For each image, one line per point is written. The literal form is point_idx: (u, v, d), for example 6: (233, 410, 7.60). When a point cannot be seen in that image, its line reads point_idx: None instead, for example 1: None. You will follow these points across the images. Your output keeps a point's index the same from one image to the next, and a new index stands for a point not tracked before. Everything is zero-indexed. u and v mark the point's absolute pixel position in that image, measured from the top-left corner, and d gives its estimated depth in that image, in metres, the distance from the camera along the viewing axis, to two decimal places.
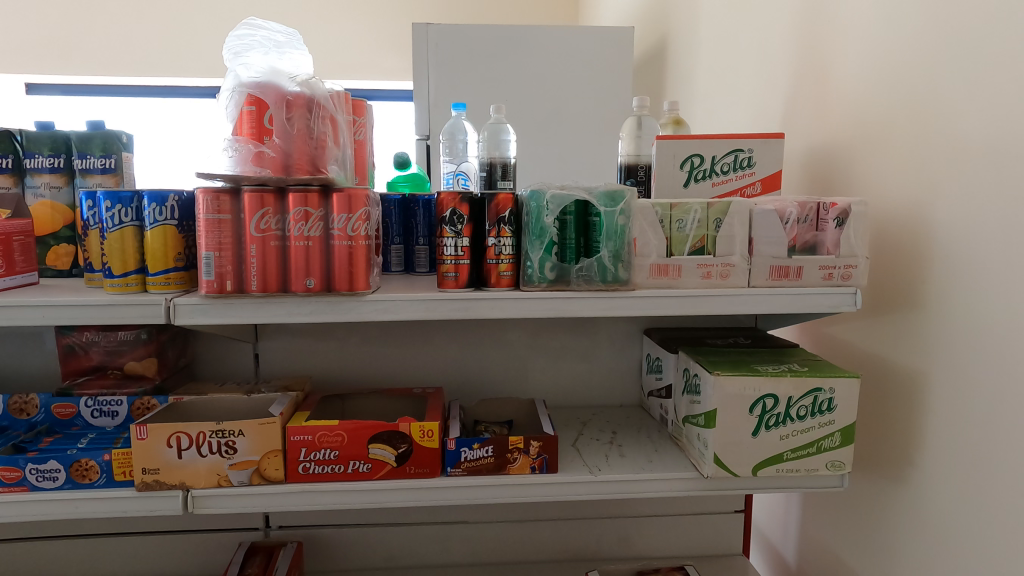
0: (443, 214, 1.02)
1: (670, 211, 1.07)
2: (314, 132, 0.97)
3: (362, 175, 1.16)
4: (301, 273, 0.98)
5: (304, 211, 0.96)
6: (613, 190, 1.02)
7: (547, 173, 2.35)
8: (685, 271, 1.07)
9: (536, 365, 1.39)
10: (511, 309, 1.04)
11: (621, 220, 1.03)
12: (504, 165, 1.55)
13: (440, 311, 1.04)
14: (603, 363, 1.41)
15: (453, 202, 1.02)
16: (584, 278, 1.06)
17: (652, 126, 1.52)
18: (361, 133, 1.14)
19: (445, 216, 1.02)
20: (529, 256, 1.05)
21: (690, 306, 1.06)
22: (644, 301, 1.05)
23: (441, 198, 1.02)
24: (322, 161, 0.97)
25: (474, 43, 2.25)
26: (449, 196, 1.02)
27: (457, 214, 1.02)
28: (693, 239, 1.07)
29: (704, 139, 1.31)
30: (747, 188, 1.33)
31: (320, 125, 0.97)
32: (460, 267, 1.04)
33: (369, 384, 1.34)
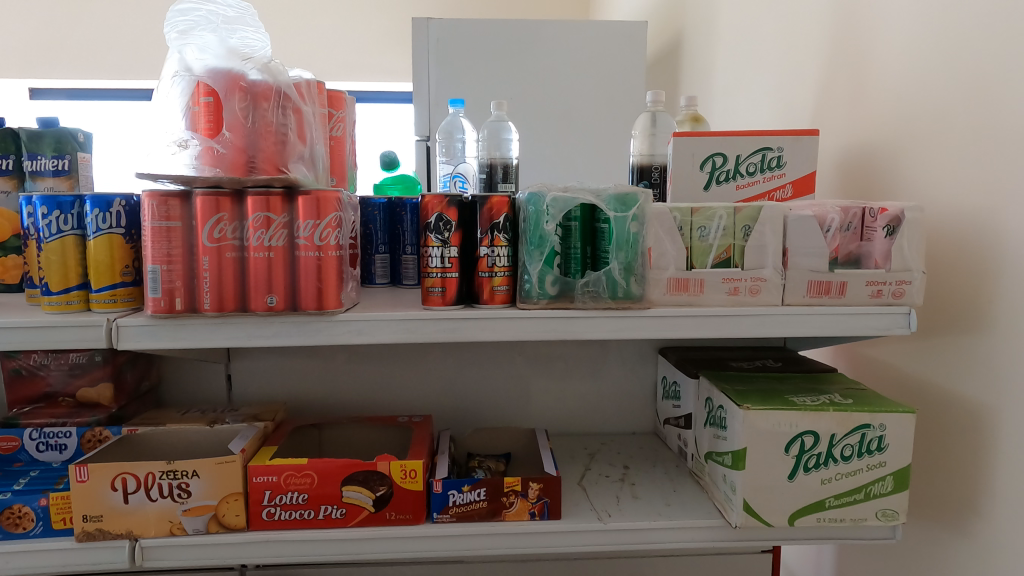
0: (428, 220, 0.89)
1: (690, 216, 0.92)
2: (279, 126, 0.84)
3: (341, 175, 1.02)
4: (261, 290, 0.84)
5: (265, 216, 0.82)
6: (623, 192, 0.88)
7: (555, 175, 2.21)
8: (708, 286, 0.92)
9: (539, 388, 1.25)
10: (506, 330, 0.89)
11: (633, 227, 0.88)
12: (505, 167, 1.42)
13: (425, 333, 0.89)
14: (614, 386, 1.26)
15: (439, 207, 0.88)
16: (591, 295, 0.90)
17: (668, 122, 1.37)
18: (338, 130, 1.01)
19: (429, 223, 0.89)
20: (527, 270, 0.90)
21: (715, 326, 0.91)
22: (661, 320, 0.90)
23: (426, 201, 0.88)
24: (289, 160, 0.84)
25: (477, 38, 2.12)
26: (434, 198, 0.88)
27: (444, 219, 0.88)
28: (717, 249, 0.92)
29: (727, 135, 1.16)
30: (775, 191, 1.18)
31: (287, 120, 0.84)
32: (448, 282, 0.90)
33: (352, 409, 1.21)
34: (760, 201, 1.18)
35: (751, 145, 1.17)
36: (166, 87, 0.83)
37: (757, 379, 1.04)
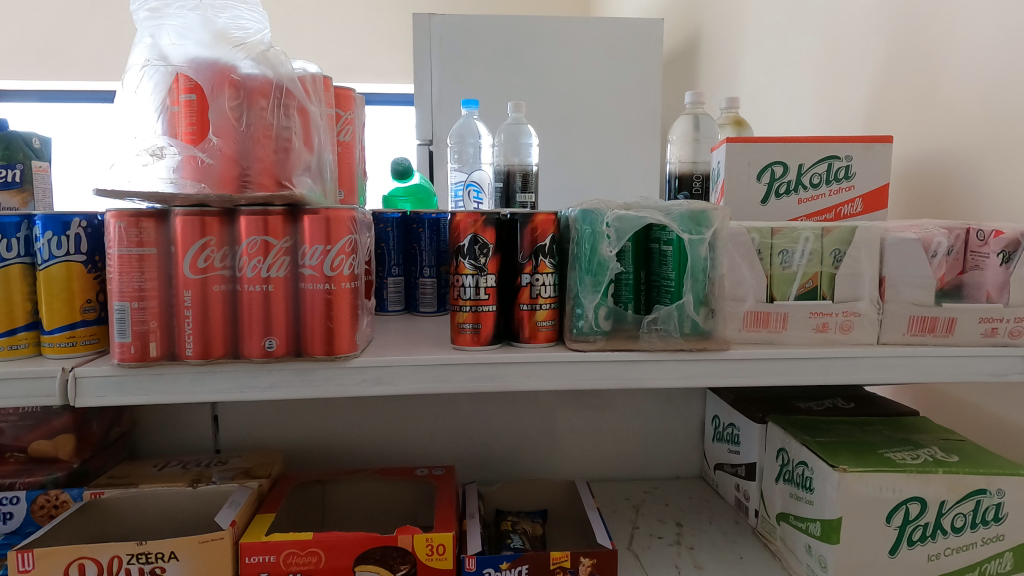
0: (459, 242, 0.73)
1: (770, 238, 0.78)
2: (278, 131, 0.67)
3: (349, 186, 0.86)
4: (258, 331, 0.67)
5: (262, 240, 0.66)
6: (696, 211, 0.73)
7: (566, 181, 2.06)
8: (793, 322, 0.78)
9: (572, 428, 1.10)
10: (555, 377, 0.72)
11: (705, 251, 0.74)
12: (525, 176, 1.26)
13: (454, 381, 0.72)
14: (657, 425, 1.11)
15: (474, 226, 0.72)
16: (659, 333, 0.75)
17: (711, 125, 1.23)
18: (346, 134, 0.85)
19: (462, 245, 0.73)
20: (581, 302, 0.74)
21: (805, 370, 0.76)
22: (742, 364, 0.75)
23: (457, 220, 0.73)
24: (290, 173, 0.68)
25: (482, 34, 1.97)
26: (467, 216, 0.72)
27: (481, 242, 0.72)
28: (802, 278, 0.78)
29: (789, 142, 1.02)
30: (842, 207, 1.04)
31: (288, 122, 0.68)
32: (484, 316, 0.74)
33: (359, 456, 1.04)
34: (824, 217, 1.04)
35: (819, 151, 1.02)
36: (135, 81, 0.68)
37: (834, 428, 0.90)
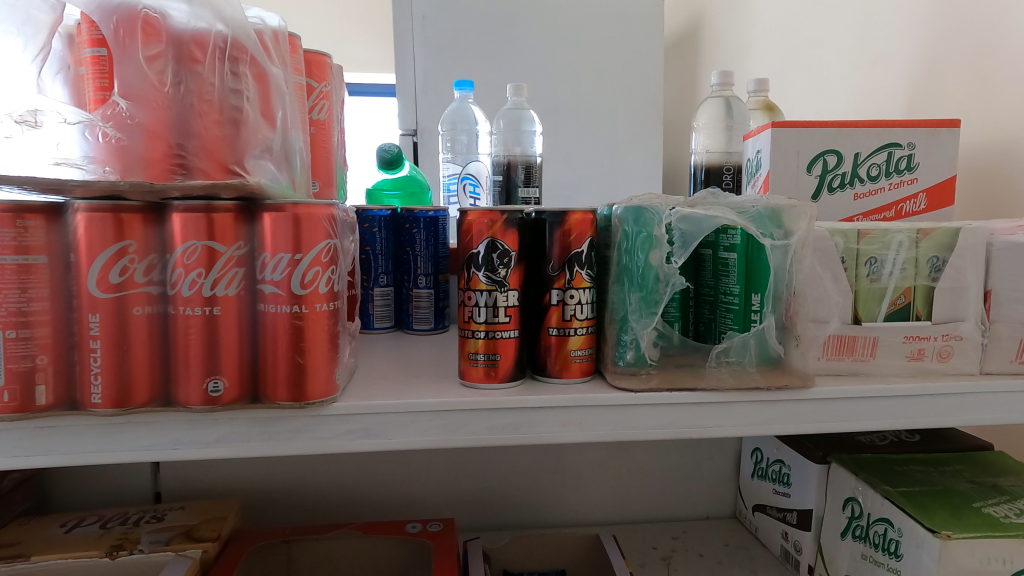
0: (473, 249, 0.56)
1: (856, 243, 0.62)
2: (222, 95, 0.50)
3: (324, 176, 0.68)
4: (199, 370, 0.49)
5: (206, 246, 0.49)
6: (778, 210, 0.57)
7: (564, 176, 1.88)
8: (884, 349, 0.63)
9: (589, 463, 0.94)
10: (600, 423, 0.55)
11: (778, 261, 0.58)
12: (530, 168, 1.10)
13: (460, 433, 0.54)
14: (685, 458, 0.98)
15: (493, 229, 0.55)
16: (730, 367, 0.59)
17: (743, 110, 1.08)
18: (321, 110, 0.68)
19: (475, 253, 0.56)
20: (629, 328, 0.57)
21: (904, 412, 0.60)
22: (829, 404, 0.59)
23: (469, 220, 0.56)
24: (238, 154, 0.50)
25: (468, 14, 1.77)
26: (482, 215, 0.56)
27: (501, 249, 0.55)
28: (893, 294, 0.63)
29: (845, 125, 0.80)
30: (904, 203, 0.82)
31: (237, 83, 0.50)
32: (504, 345, 0.57)
33: (339, 502, 0.88)
34: (883, 216, 0.83)
35: (882, 139, 0.81)
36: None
37: (913, 470, 0.74)
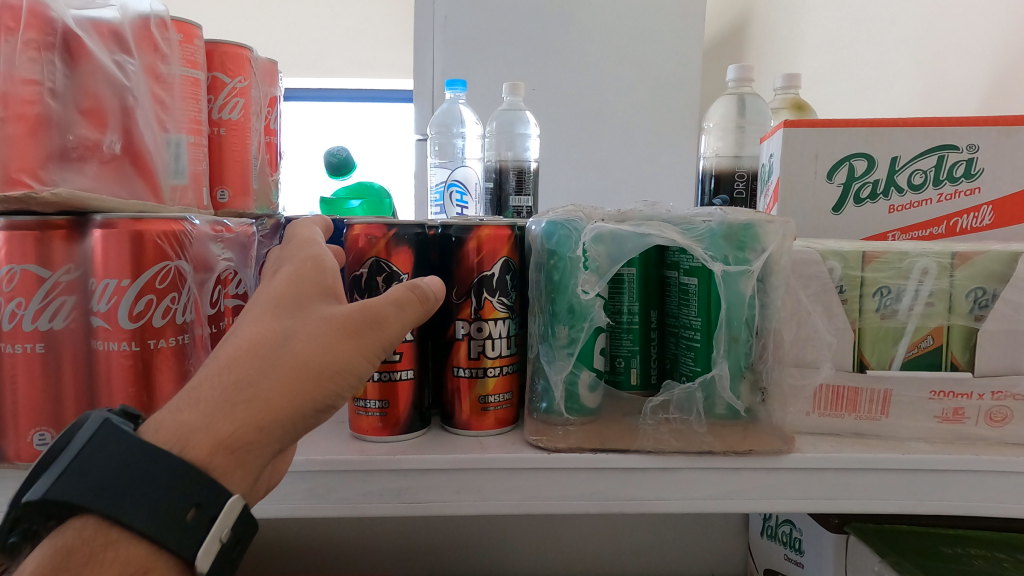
0: (355, 270, 0.46)
1: (859, 269, 0.49)
2: (12, 88, 0.40)
3: (237, 181, 0.61)
4: (24, 419, 0.42)
5: (30, 271, 0.41)
6: (737, 227, 0.44)
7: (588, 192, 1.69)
8: (899, 406, 0.49)
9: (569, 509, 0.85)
10: (507, 491, 0.45)
11: (750, 288, 0.45)
12: (520, 174, 0.97)
13: (336, 499, 0.44)
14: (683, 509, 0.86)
15: (377, 247, 0.45)
16: (670, 425, 0.48)
17: (761, 108, 0.93)
18: (233, 109, 0.60)
19: (358, 275, 0.46)
20: (545, 373, 0.46)
21: (924, 489, 0.46)
22: (812, 478, 0.46)
23: (352, 236, 0.46)
24: (34, 159, 0.41)
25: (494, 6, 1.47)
26: (365, 231, 0.46)
27: (388, 271, 0.45)
28: (914, 336, 0.48)
29: (879, 122, 0.63)
30: (959, 217, 0.63)
31: (40, 73, 0.41)
32: (393, 390, 0.46)
33: (298, 538, 0.82)
34: (930, 232, 0.64)
35: (929, 141, 0.63)
36: None
37: (969, 555, 0.58)
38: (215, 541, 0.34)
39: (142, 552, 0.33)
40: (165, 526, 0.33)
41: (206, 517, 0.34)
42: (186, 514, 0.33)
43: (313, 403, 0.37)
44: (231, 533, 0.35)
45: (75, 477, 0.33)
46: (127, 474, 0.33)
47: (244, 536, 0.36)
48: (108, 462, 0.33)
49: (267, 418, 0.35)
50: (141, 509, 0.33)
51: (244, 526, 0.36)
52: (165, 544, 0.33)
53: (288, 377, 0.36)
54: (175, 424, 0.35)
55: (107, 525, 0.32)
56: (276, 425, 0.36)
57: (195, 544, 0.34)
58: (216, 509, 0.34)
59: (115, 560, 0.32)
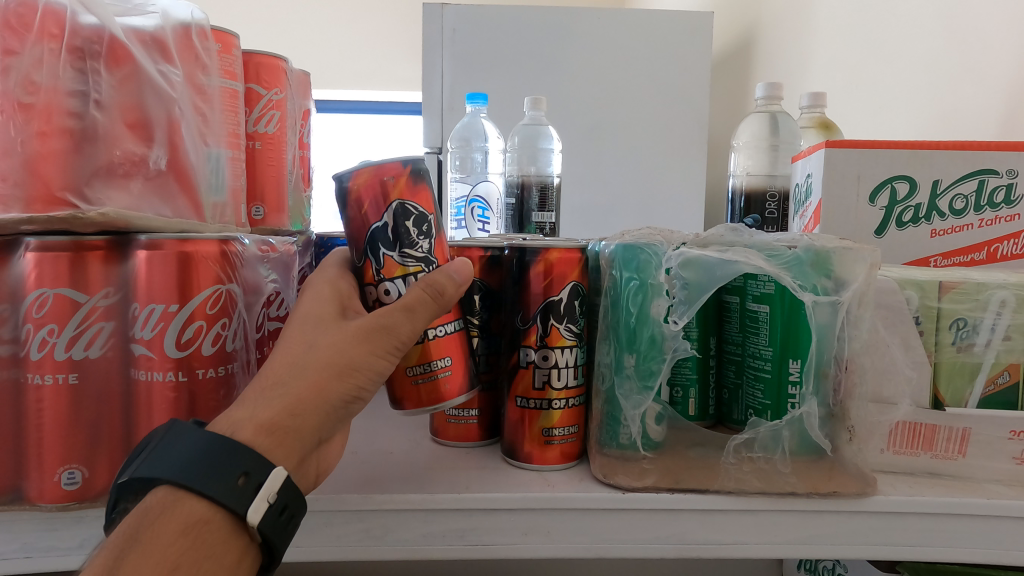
0: (377, 221, 0.42)
1: (936, 299, 0.46)
2: (54, 100, 0.37)
3: (272, 199, 0.58)
4: (51, 457, 0.38)
5: (64, 297, 0.37)
6: (819, 257, 0.43)
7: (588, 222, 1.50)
8: (979, 446, 0.46)
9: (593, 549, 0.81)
10: (574, 534, 0.42)
11: (822, 316, 0.43)
12: (544, 191, 0.86)
13: (390, 539, 0.41)
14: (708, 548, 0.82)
15: (396, 187, 0.42)
16: (754, 464, 0.45)
17: (793, 128, 0.89)
18: (269, 122, 0.57)
19: (377, 226, 0.42)
20: (618, 405, 0.45)
21: (1014, 540, 0.43)
22: (895, 521, 0.43)
23: (356, 190, 0.42)
24: (77, 177, 0.37)
25: (508, 17, 1.40)
26: (375, 175, 0.42)
27: (414, 213, 0.43)
28: (992, 370, 0.45)
29: (922, 142, 0.57)
30: (999, 243, 0.57)
31: (84, 84, 0.38)
32: (444, 346, 0.43)
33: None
34: (970, 260, 0.57)
35: (969, 165, 0.56)
36: None
37: None
38: (263, 502, 0.35)
39: (203, 510, 0.34)
40: (223, 488, 0.34)
41: (254, 484, 0.35)
42: (237, 480, 0.35)
43: (342, 394, 0.39)
44: (280, 497, 0.36)
45: (156, 455, 0.35)
46: (194, 443, 0.35)
47: (292, 503, 0.36)
48: (180, 436, 0.36)
49: (303, 406, 0.38)
50: (201, 473, 0.34)
51: (290, 493, 0.36)
52: (225, 504, 0.34)
53: (321, 368, 0.39)
54: (224, 416, 0.37)
55: (176, 491, 0.34)
56: (312, 417, 0.38)
57: (247, 505, 0.35)
58: (267, 475, 0.36)
59: (178, 517, 0.34)
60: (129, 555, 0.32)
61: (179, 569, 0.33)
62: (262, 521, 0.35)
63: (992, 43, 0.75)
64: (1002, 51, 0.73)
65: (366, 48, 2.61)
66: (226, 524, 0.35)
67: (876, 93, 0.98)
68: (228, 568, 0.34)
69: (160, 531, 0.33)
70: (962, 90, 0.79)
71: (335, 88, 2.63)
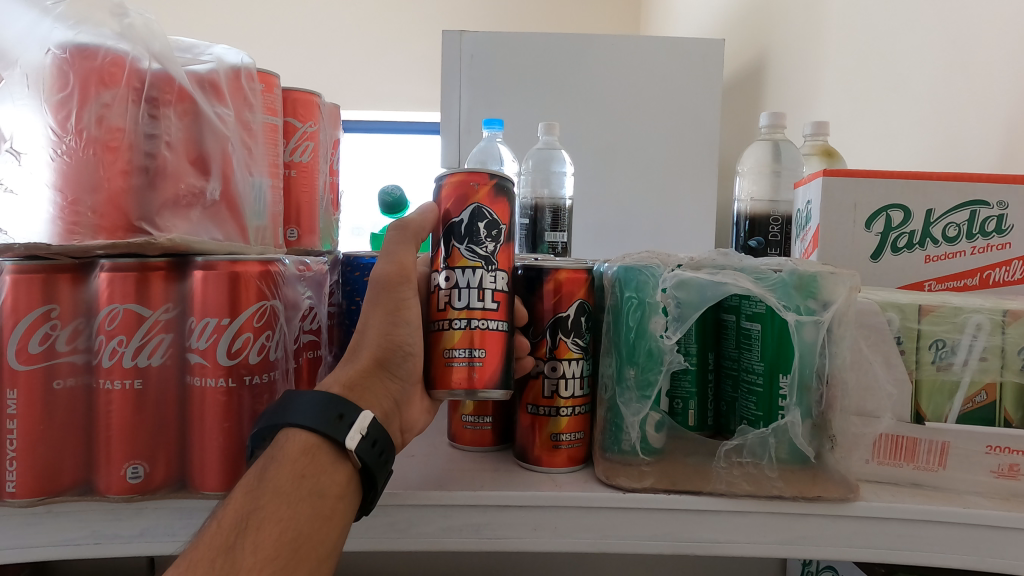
0: (456, 215, 0.47)
1: (916, 321, 0.49)
2: (135, 142, 0.42)
3: (304, 222, 0.63)
4: (117, 453, 0.43)
5: (132, 312, 0.43)
6: (802, 279, 0.47)
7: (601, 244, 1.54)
8: (957, 458, 0.49)
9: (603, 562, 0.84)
10: (578, 530, 0.46)
11: (811, 333, 0.47)
12: (556, 213, 0.90)
13: (411, 532, 0.46)
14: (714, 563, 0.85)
15: (479, 192, 0.47)
16: (743, 469, 0.49)
17: (795, 155, 0.93)
18: (303, 152, 0.62)
19: (457, 222, 0.47)
20: (619, 412, 0.49)
21: (987, 546, 0.46)
22: (876, 526, 0.47)
23: (451, 186, 0.48)
24: (148, 209, 0.43)
25: (525, 45, 1.46)
26: (464, 179, 0.48)
27: (488, 218, 0.47)
28: (970, 388, 0.48)
29: (915, 173, 0.60)
30: (991, 270, 0.60)
31: (154, 128, 0.44)
32: (488, 338, 0.46)
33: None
34: (963, 285, 0.61)
35: (961, 196, 0.60)
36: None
37: None
38: (358, 434, 0.42)
39: (315, 439, 0.42)
40: (324, 422, 0.42)
41: (349, 422, 0.42)
42: (334, 420, 0.42)
43: (391, 353, 0.47)
44: (370, 432, 0.43)
45: (275, 407, 0.43)
46: (302, 395, 0.43)
47: (381, 440, 0.43)
48: (291, 395, 0.43)
49: (366, 370, 0.47)
50: (309, 413, 0.42)
51: (378, 430, 0.43)
52: (328, 435, 0.41)
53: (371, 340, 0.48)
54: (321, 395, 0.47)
55: (292, 428, 0.42)
56: (378, 378, 0.47)
57: (345, 436, 0.42)
58: (357, 415, 0.43)
59: (297, 442, 0.41)
60: (264, 475, 0.40)
61: (305, 478, 0.40)
62: (360, 448, 0.42)
63: (988, 78, 0.78)
64: (998, 86, 0.76)
65: (388, 70, 2.69)
66: (332, 452, 0.42)
67: (881, 121, 1.02)
68: (340, 483, 0.41)
69: (286, 452, 0.41)
70: (964, 120, 0.83)
71: (356, 108, 2.71)
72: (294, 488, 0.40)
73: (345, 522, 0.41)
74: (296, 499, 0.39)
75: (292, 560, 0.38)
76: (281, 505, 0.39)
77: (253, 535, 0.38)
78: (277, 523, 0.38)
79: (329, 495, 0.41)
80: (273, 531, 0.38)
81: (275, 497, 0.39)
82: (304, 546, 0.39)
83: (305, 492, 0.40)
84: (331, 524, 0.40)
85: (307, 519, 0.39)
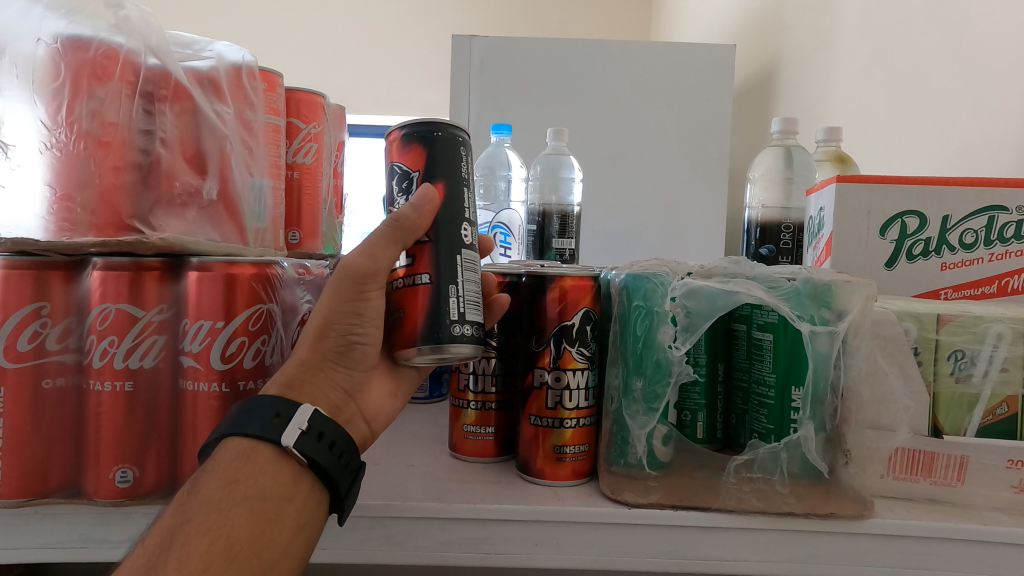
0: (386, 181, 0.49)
1: (934, 331, 0.47)
2: (128, 138, 0.41)
3: (307, 224, 0.62)
4: (107, 456, 0.42)
5: (123, 311, 0.42)
6: (821, 290, 0.45)
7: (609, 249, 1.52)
8: (977, 473, 0.47)
9: None
10: (580, 544, 0.44)
11: (824, 344, 0.45)
12: (564, 218, 0.88)
13: (406, 543, 0.44)
14: None
15: (392, 150, 0.47)
16: (753, 484, 0.47)
17: (808, 161, 0.91)
18: (307, 153, 0.61)
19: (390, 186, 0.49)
20: (625, 425, 0.47)
21: (1008, 567, 0.44)
22: (892, 544, 0.45)
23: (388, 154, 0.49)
24: (139, 208, 0.42)
25: (535, 50, 1.45)
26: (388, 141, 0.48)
27: (399, 172, 0.46)
28: (990, 401, 0.46)
29: (931, 178, 0.59)
30: (1010, 277, 0.58)
31: (150, 124, 0.43)
32: (403, 296, 0.44)
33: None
34: (982, 293, 0.58)
35: (980, 201, 0.58)
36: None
37: None
38: (297, 429, 0.40)
39: (250, 441, 0.40)
40: (260, 424, 0.40)
41: (287, 418, 0.40)
42: (271, 419, 0.40)
43: (337, 343, 0.44)
44: (313, 425, 0.40)
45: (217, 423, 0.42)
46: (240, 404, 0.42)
47: (329, 431, 0.41)
48: (233, 407, 0.42)
49: (308, 364, 0.44)
50: (244, 418, 0.40)
51: (323, 421, 0.41)
52: (262, 436, 0.40)
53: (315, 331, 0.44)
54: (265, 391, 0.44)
55: (228, 436, 0.40)
56: (322, 369, 0.44)
57: (282, 432, 0.40)
58: (296, 410, 0.40)
59: (230, 449, 0.40)
60: (195, 488, 0.39)
61: (238, 483, 0.39)
62: (298, 442, 0.40)
63: (1006, 83, 0.76)
64: (1016, 91, 0.74)
65: (397, 75, 2.69)
66: (271, 452, 0.40)
67: (896, 128, 0.99)
68: (280, 485, 0.39)
69: (219, 460, 0.39)
70: (981, 126, 0.81)
71: (366, 113, 2.71)
72: (225, 494, 0.38)
73: (294, 522, 0.39)
74: (228, 505, 0.38)
75: (229, 568, 0.36)
76: (213, 514, 0.37)
77: (179, 548, 0.36)
78: (208, 533, 0.37)
79: (270, 496, 0.39)
80: (202, 541, 0.36)
81: (206, 507, 0.38)
82: (243, 553, 0.37)
83: (240, 497, 0.38)
84: (275, 528, 0.38)
85: (243, 525, 0.37)
